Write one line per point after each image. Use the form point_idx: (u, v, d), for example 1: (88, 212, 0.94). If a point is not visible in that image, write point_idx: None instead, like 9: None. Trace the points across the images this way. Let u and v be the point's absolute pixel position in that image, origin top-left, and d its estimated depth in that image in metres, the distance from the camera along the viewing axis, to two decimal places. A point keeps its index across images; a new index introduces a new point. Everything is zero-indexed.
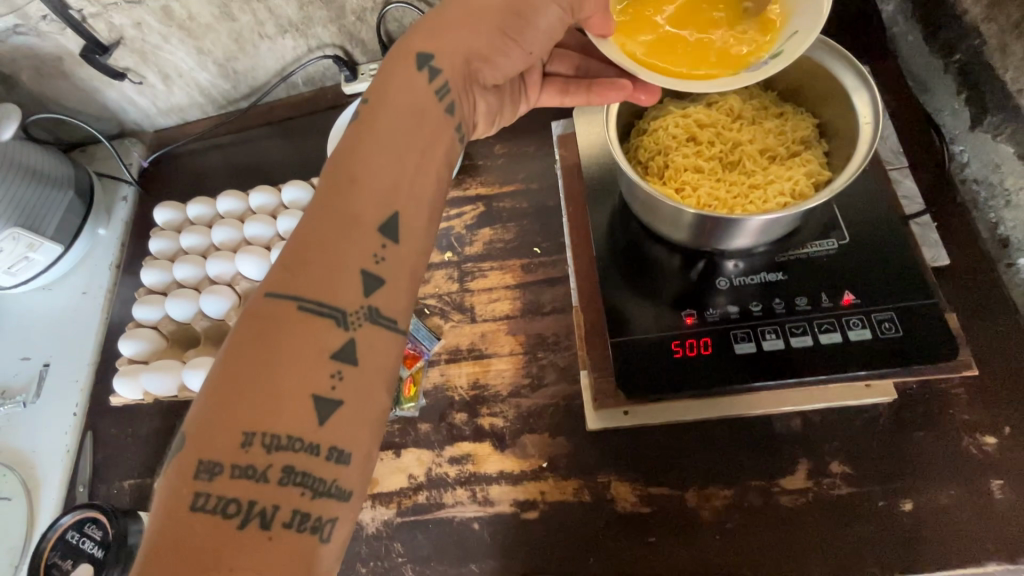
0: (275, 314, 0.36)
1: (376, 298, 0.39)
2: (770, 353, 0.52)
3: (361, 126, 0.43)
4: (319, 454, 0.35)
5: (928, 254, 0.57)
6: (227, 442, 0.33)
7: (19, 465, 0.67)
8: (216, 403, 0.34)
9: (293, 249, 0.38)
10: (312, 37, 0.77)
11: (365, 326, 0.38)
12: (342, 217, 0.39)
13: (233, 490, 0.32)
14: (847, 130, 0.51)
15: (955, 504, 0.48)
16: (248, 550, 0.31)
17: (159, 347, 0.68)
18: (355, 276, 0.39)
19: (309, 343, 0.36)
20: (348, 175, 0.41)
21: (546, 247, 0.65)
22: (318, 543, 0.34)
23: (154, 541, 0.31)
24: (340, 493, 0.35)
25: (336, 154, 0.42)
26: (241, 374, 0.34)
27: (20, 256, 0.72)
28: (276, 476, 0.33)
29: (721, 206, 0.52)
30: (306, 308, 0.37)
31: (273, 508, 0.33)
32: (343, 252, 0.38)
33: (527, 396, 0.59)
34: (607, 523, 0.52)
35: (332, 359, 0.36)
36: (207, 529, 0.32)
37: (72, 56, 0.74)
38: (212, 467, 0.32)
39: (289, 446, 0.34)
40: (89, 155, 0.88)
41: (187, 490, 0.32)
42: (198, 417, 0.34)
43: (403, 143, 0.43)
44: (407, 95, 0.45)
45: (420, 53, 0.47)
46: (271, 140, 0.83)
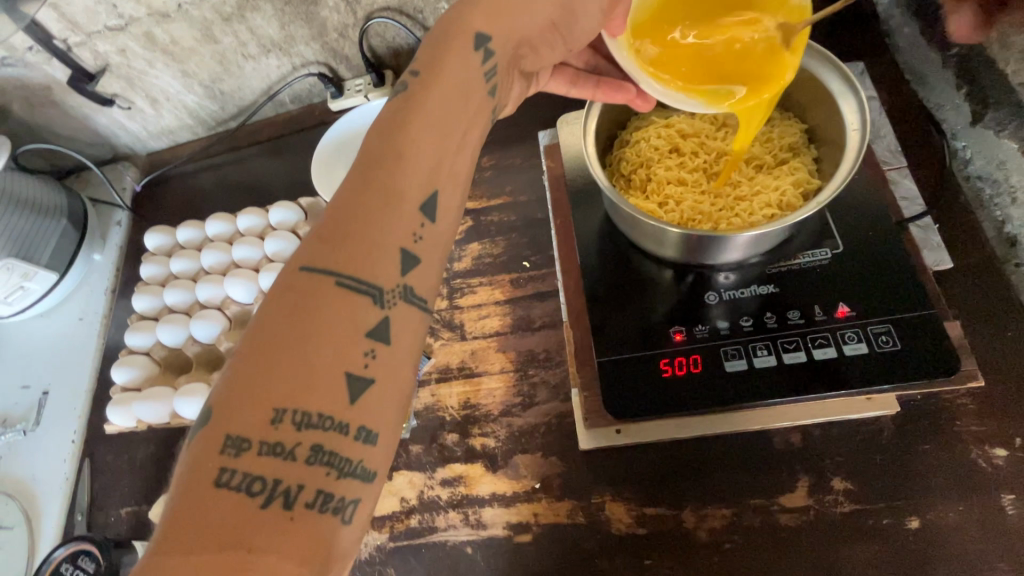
0: (311, 292, 0.33)
1: (412, 277, 0.37)
2: (762, 371, 0.51)
3: (410, 95, 0.40)
4: (348, 433, 0.32)
5: (930, 258, 0.55)
6: (257, 417, 0.30)
7: (21, 494, 0.67)
8: (242, 379, 0.31)
9: (328, 221, 0.35)
10: (295, 55, 0.77)
11: (399, 306, 0.36)
12: (384, 192, 0.36)
13: (260, 468, 0.29)
14: (835, 135, 0.50)
15: (966, 522, 0.46)
16: (272, 530, 0.29)
17: (151, 373, 0.68)
18: (394, 253, 0.36)
19: (345, 320, 0.33)
20: (391, 150, 0.37)
21: (536, 261, 0.64)
22: (339, 525, 0.31)
23: (172, 517, 0.28)
24: (365, 474, 0.32)
25: (379, 125, 0.39)
26: (274, 348, 0.31)
27: (16, 285, 0.73)
28: (304, 455, 0.30)
29: (705, 220, 0.51)
30: (344, 284, 0.34)
31: (298, 487, 0.30)
32: (383, 229, 0.36)
33: (519, 415, 0.57)
34: (603, 545, 0.51)
35: (367, 337, 0.34)
36: (229, 508, 0.29)
37: (60, 84, 0.74)
38: (239, 443, 0.29)
39: (319, 424, 0.31)
40: (83, 180, 0.88)
41: (211, 465, 0.29)
42: (223, 388, 0.31)
43: (446, 119, 0.40)
44: (460, 70, 0.42)
45: (478, 32, 0.44)
46: (262, 159, 0.83)
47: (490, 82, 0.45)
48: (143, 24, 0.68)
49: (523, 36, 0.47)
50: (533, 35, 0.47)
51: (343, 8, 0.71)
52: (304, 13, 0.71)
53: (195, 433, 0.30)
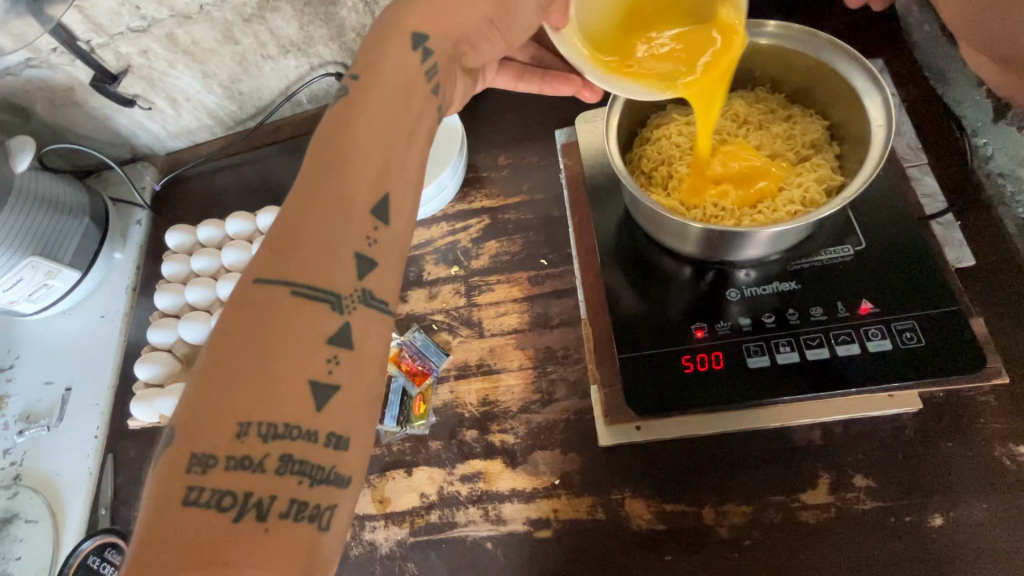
0: (266, 302, 0.33)
1: (371, 281, 0.37)
2: (785, 367, 0.51)
3: (351, 102, 0.40)
4: (317, 441, 0.32)
5: (952, 256, 0.55)
6: (221, 431, 0.30)
7: (45, 488, 0.68)
8: (203, 395, 0.31)
9: (279, 232, 0.36)
10: (314, 56, 0.78)
11: (359, 311, 0.36)
12: (334, 198, 0.37)
13: (229, 482, 0.30)
14: (858, 131, 0.50)
15: (990, 520, 0.46)
16: (246, 544, 0.29)
17: (173, 370, 0.68)
18: (349, 258, 0.36)
19: (305, 328, 0.34)
20: (336, 155, 0.38)
21: (553, 259, 0.64)
22: (317, 532, 0.32)
23: (145, 537, 0.28)
24: (339, 480, 0.33)
25: (323, 134, 0.39)
26: (232, 361, 0.32)
27: (40, 284, 0.74)
28: (273, 466, 0.31)
29: (729, 217, 0.51)
30: (299, 293, 0.34)
31: (270, 498, 0.30)
32: (336, 235, 0.36)
33: (538, 411, 0.58)
34: (623, 541, 0.51)
35: (328, 343, 0.34)
36: (201, 525, 0.29)
37: (82, 85, 0.76)
38: (206, 459, 0.30)
39: (286, 434, 0.31)
40: (103, 180, 0.89)
41: (179, 484, 0.29)
42: (185, 408, 0.31)
43: (392, 124, 0.41)
44: (398, 72, 0.43)
45: (415, 32, 0.44)
46: (280, 158, 0.84)
47: (430, 80, 0.45)
48: (165, 26, 0.69)
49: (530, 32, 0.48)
50: (475, 33, 0.49)
51: (361, 8, 0.72)
52: (322, 13, 0.72)
53: (162, 454, 0.30)
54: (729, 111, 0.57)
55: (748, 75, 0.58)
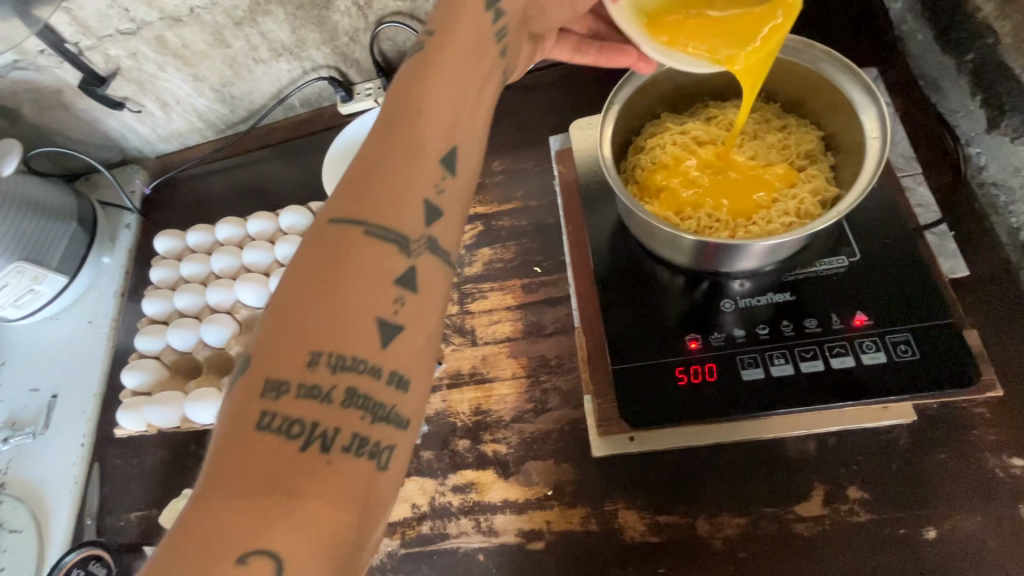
0: (338, 241, 0.33)
1: (437, 229, 0.36)
2: (779, 380, 0.50)
3: (428, 52, 0.41)
4: (381, 378, 0.31)
5: (946, 266, 0.55)
6: (293, 361, 0.30)
7: (30, 497, 0.67)
8: (281, 320, 0.31)
9: (354, 173, 0.36)
10: (306, 59, 0.77)
11: (426, 256, 0.35)
12: (406, 145, 0.36)
13: (298, 411, 0.29)
14: (854, 143, 0.50)
15: (984, 532, 0.46)
16: (310, 474, 0.29)
17: (161, 377, 0.67)
18: (418, 204, 0.36)
19: (374, 266, 0.33)
20: (412, 105, 0.38)
21: (547, 266, 0.64)
22: (376, 471, 0.30)
23: (217, 455, 0.28)
24: (399, 421, 0.32)
25: (398, 82, 0.39)
26: (308, 290, 0.32)
27: (26, 289, 0.73)
28: (339, 398, 0.30)
29: (723, 228, 0.51)
30: (371, 233, 0.33)
31: (335, 431, 0.30)
32: (408, 178, 0.36)
33: (531, 421, 0.57)
34: (616, 553, 0.50)
35: (396, 283, 0.33)
36: (271, 452, 0.28)
37: (71, 88, 0.74)
38: (279, 386, 0.30)
39: (353, 367, 0.31)
40: (92, 183, 0.88)
41: (252, 409, 0.29)
42: (263, 334, 0.31)
43: (462, 78, 0.41)
44: (473, 28, 0.43)
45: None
46: (271, 162, 0.83)
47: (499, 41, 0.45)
48: (154, 28, 0.68)
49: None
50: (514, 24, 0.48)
51: (354, 12, 0.71)
52: (315, 17, 0.71)
53: (237, 379, 0.31)
54: (724, 120, 0.56)
55: (742, 85, 0.58)
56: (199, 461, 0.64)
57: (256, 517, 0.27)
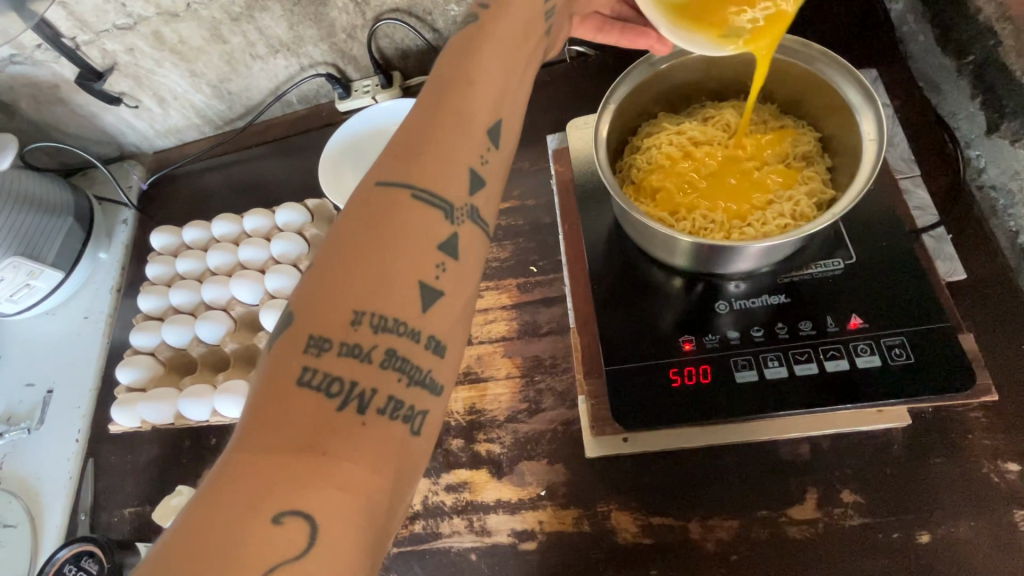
0: (385, 203, 0.33)
1: (478, 200, 0.36)
2: (772, 381, 0.50)
3: (482, 28, 0.41)
4: (419, 341, 0.31)
5: (943, 269, 0.54)
6: (337, 319, 0.30)
7: (24, 492, 0.67)
8: (325, 278, 0.31)
9: (403, 140, 0.36)
10: (303, 56, 0.76)
11: (468, 225, 0.35)
12: (453, 115, 0.37)
13: (338, 368, 0.29)
14: (850, 145, 0.49)
15: (977, 537, 0.46)
16: (345, 434, 0.28)
17: (155, 373, 0.67)
18: (463, 173, 0.36)
19: (417, 229, 0.33)
20: (463, 78, 0.38)
21: (543, 265, 0.64)
22: (408, 435, 0.30)
23: (255, 410, 0.28)
24: (433, 386, 0.32)
25: (448, 56, 0.40)
26: (354, 250, 0.32)
27: (22, 284, 0.73)
28: (378, 358, 0.30)
29: (718, 229, 0.51)
30: (418, 197, 0.34)
31: (372, 391, 0.29)
32: (454, 148, 0.36)
33: (524, 421, 0.57)
34: (609, 554, 0.50)
35: (437, 249, 0.33)
36: (309, 408, 0.28)
37: (68, 82, 0.74)
38: (321, 343, 0.30)
39: (393, 329, 0.31)
40: (89, 178, 0.88)
41: (295, 363, 0.29)
42: (306, 292, 0.31)
43: (509, 56, 0.41)
44: (527, 8, 0.44)
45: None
46: (268, 159, 0.83)
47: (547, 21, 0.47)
48: (151, 23, 0.68)
49: None
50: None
51: (352, 9, 0.71)
52: (312, 14, 0.70)
53: (280, 333, 0.31)
54: (721, 120, 0.56)
55: (739, 86, 0.58)
56: (192, 458, 0.64)
57: (292, 476, 0.27)
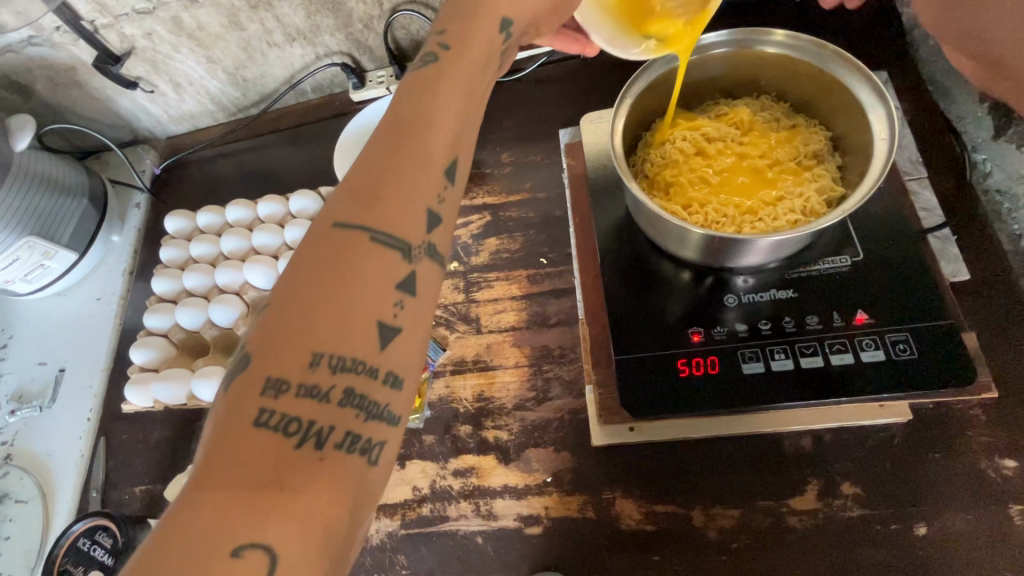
0: (343, 247, 0.33)
1: (437, 236, 0.36)
2: (779, 373, 0.51)
3: (439, 66, 0.40)
4: (377, 378, 0.31)
5: (948, 269, 0.55)
6: (295, 360, 0.30)
7: (36, 469, 0.68)
8: (284, 319, 0.31)
9: (357, 183, 0.35)
10: (319, 45, 0.77)
11: (426, 262, 0.35)
12: (411, 154, 0.36)
13: (296, 409, 0.29)
14: (861, 143, 0.50)
15: (973, 531, 0.47)
16: (304, 469, 0.28)
17: (168, 355, 0.69)
18: (421, 213, 0.35)
19: (375, 272, 0.33)
20: (418, 117, 0.38)
21: (553, 258, 0.65)
22: (367, 466, 0.30)
23: (210, 453, 0.28)
24: (390, 418, 0.32)
25: (405, 93, 0.39)
26: (312, 292, 0.31)
27: (37, 264, 0.74)
28: (337, 398, 0.30)
29: (730, 223, 0.52)
30: (375, 240, 0.33)
31: (330, 428, 0.29)
32: (411, 188, 0.35)
33: (532, 409, 0.58)
34: (613, 540, 0.52)
35: (395, 288, 0.33)
36: (266, 447, 0.28)
37: (85, 65, 0.75)
38: (279, 384, 0.29)
39: (351, 367, 0.31)
40: (103, 162, 0.89)
41: (251, 405, 0.29)
42: (263, 333, 0.31)
43: (467, 92, 0.41)
44: (485, 44, 0.44)
45: (503, 16, 0.45)
46: (281, 147, 0.84)
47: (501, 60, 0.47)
48: (171, 9, 0.69)
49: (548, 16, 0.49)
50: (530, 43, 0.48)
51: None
52: (330, 3, 0.71)
53: (236, 376, 0.30)
54: (733, 118, 0.57)
55: (753, 85, 0.59)
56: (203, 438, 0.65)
57: (247, 511, 0.26)
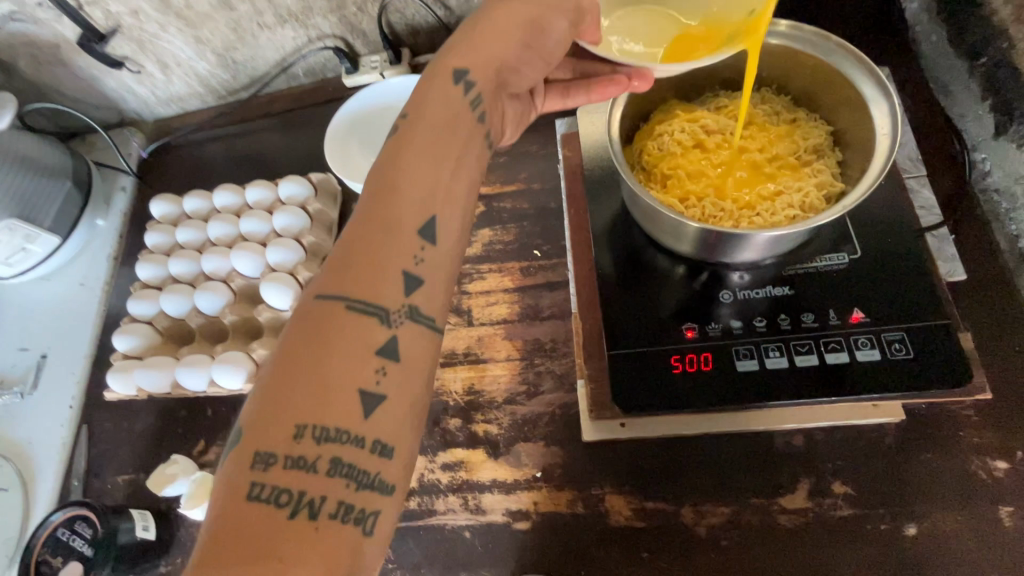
0: (321, 318, 0.34)
1: (417, 298, 0.37)
2: (773, 372, 0.51)
3: (403, 132, 0.41)
4: (364, 447, 0.32)
5: (945, 269, 0.55)
6: (281, 433, 0.31)
7: (15, 457, 0.66)
8: (271, 395, 0.32)
9: (337, 256, 0.37)
10: (312, 27, 0.75)
11: (406, 325, 0.36)
12: (383, 223, 0.37)
13: (287, 481, 0.31)
14: (862, 138, 0.50)
15: (962, 531, 0.47)
16: (298, 541, 0.29)
17: (152, 342, 0.67)
18: (397, 276, 0.36)
19: (354, 340, 0.34)
20: (389, 183, 0.38)
21: (546, 250, 0.64)
22: (362, 537, 0.32)
23: (210, 531, 0.29)
24: (383, 486, 0.33)
25: (378, 162, 0.40)
26: (295, 365, 0.33)
27: (18, 247, 0.72)
28: (325, 468, 0.31)
29: (727, 217, 0.51)
30: (353, 308, 0.34)
31: (321, 499, 0.31)
32: (387, 255, 0.36)
33: (522, 403, 0.57)
34: (602, 536, 0.51)
35: (376, 355, 0.34)
36: (262, 521, 0.29)
37: (69, 43, 0.73)
38: (268, 458, 0.31)
39: (336, 438, 0.32)
40: (88, 144, 0.87)
41: (243, 480, 0.30)
42: (253, 410, 0.32)
43: (440, 149, 0.41)
44: (445, 105, 0.43)
45: (456, 69, 0.44)
46: (271, 133, 0.82)
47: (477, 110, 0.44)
48: None
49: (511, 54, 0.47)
50: (513, 55, 0.47)
51: None
52: None
53: (229, 452, 0.32)
54: (734, 110, 0.56)
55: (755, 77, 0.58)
56: (187, 428, 0.64)
57: None
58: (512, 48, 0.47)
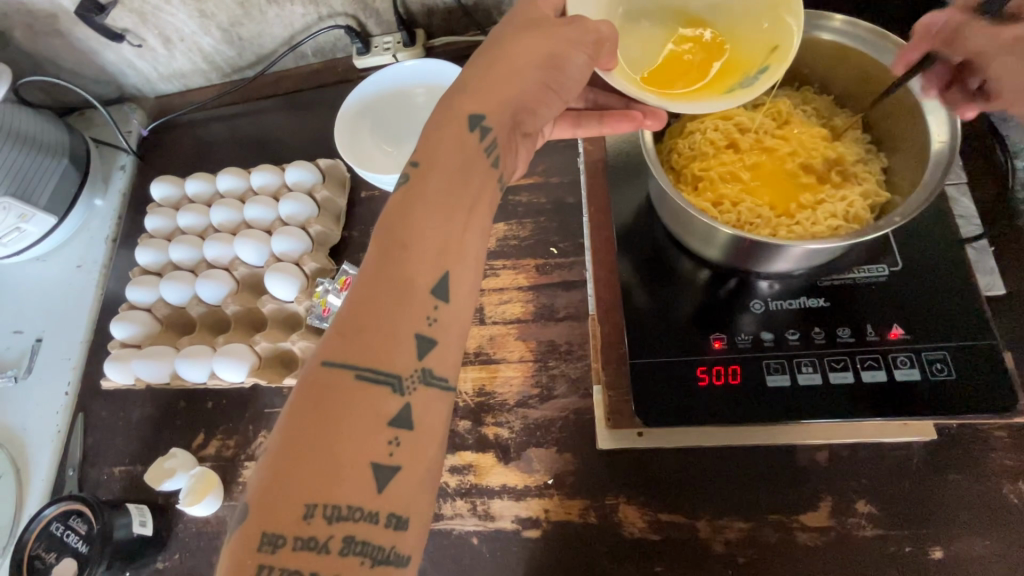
0: (330, 388, 0.34)
1: (431, 360, 0.36)
2: (806, 388, 0.49)
3: (411, 188, 0.39)
4: (378, 522, 0.33)
5: (983, 282, 0.52)
6: (290, 514, 0.31)
7: (10, 443, 0.65)
8: (278, 475, 0.32)
9: (344, 319, 0.36)
10: (322, 4, 0.71)
11: (420, 390, 0.36)
12: (394, 284, 0.36)
13: (297, 562, 0.31)
14: (912, 150, 0.47)
15: (990, 556, 0.45)
16: None
17: (152, 331, 0.65)
18: (410, 340, 0.36)
19: (366, 410, 0.34)
20: (399, 242, 0.37)
21: (564, 248, 0.61)
22: None
23: None
24: (398, 560, 0.33)
25: (385, 215, 0.38)
26: (305, 441, 0.32)
27: (12, 227, 0.69)
28: (336, 548, 0.31)
29: (763, 225, 0.48)
30: (363, 376, 0.34)
31: None
32: (399, 319, 0.36)
33: (536, 407, 0.55)
34: (614, 549, 0.49)
35: (389, 425, 0.34)
36: None
37: (67, 14, 0.69)
38: (276, 539, 0.31)
39: (349, 516, 0.32)
40: (87, 120, 0.83)
41: (250, 561, 0.31)
42: (258, 491, 0.32)
43: (451, 202, 0.39)
44: (456, 155, 0.41)
45: (471, 113, 0.42)
46: (277, 114, 0.79)
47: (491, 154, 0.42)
48: None
49: (524, 96, 0.44)
50: (529, 92, 0.44)
51: None
52: None
53: (235, 529, 0.32)
54: (773, 109, 0.53)
55: (797, 74, 0.55)
56: (186, 420, 0.62)
57: None
58: (527, 87, 0.44)
